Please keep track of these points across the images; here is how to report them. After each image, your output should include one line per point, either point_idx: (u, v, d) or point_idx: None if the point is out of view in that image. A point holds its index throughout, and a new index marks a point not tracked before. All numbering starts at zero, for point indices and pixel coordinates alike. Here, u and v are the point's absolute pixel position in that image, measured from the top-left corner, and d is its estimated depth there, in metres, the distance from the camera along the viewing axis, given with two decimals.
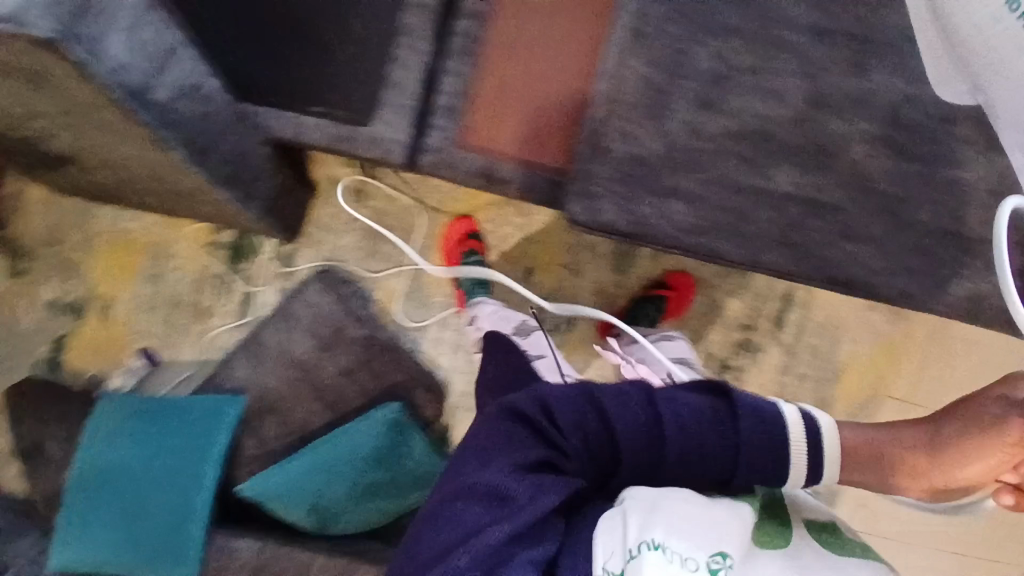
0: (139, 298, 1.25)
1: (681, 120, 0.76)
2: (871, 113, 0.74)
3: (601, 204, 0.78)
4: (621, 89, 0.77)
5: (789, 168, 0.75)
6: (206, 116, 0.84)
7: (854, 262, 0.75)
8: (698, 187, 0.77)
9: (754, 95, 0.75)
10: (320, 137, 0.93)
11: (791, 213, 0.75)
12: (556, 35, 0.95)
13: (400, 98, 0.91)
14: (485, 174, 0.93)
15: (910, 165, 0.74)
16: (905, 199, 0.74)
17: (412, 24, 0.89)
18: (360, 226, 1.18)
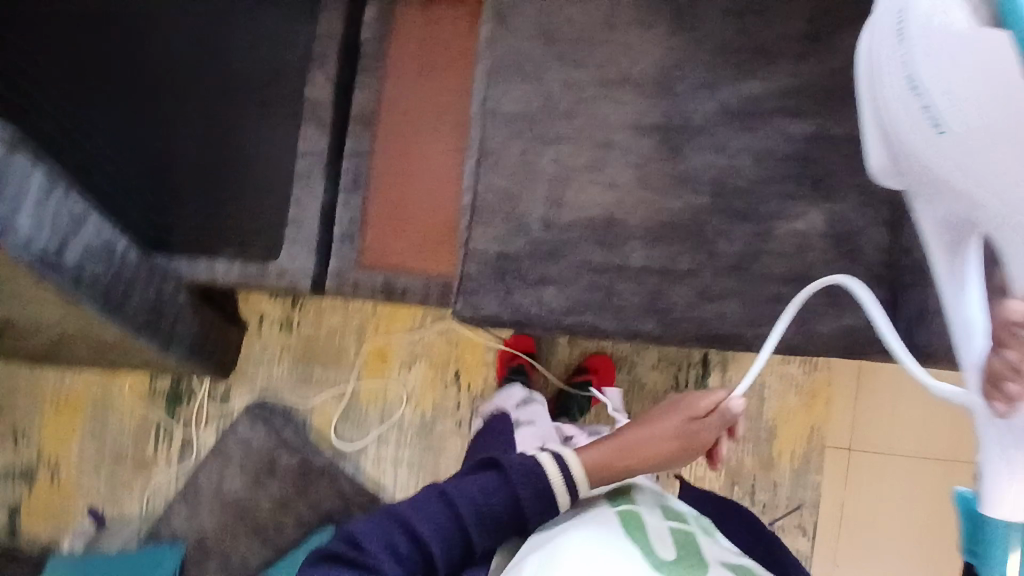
0: (81, 458, 1.25)
1: (539, 217, 0.87)
2: (694, 188, 0.87)
3: (482, 299, 0.87)
4: (483, 198, 0.87)
5: (638, 243, 0.87)
6: (115, 274, 0.89)
7: (717, 319, 0.86)
8: (564, 273, 0.86)
9: (594, 187, 0.87)
10: (230, 277, 0.99)
11: (651, 283, 0.86)
12: (426, 147, 1.01)
13: (304, 233, 0.99)
14: (386, 289, 0.98)
15: (739, 228, 0.86)
16: (742, 259, 0.86)
17: (304, 168, 0.99)
18: (290, 355, 1.23)
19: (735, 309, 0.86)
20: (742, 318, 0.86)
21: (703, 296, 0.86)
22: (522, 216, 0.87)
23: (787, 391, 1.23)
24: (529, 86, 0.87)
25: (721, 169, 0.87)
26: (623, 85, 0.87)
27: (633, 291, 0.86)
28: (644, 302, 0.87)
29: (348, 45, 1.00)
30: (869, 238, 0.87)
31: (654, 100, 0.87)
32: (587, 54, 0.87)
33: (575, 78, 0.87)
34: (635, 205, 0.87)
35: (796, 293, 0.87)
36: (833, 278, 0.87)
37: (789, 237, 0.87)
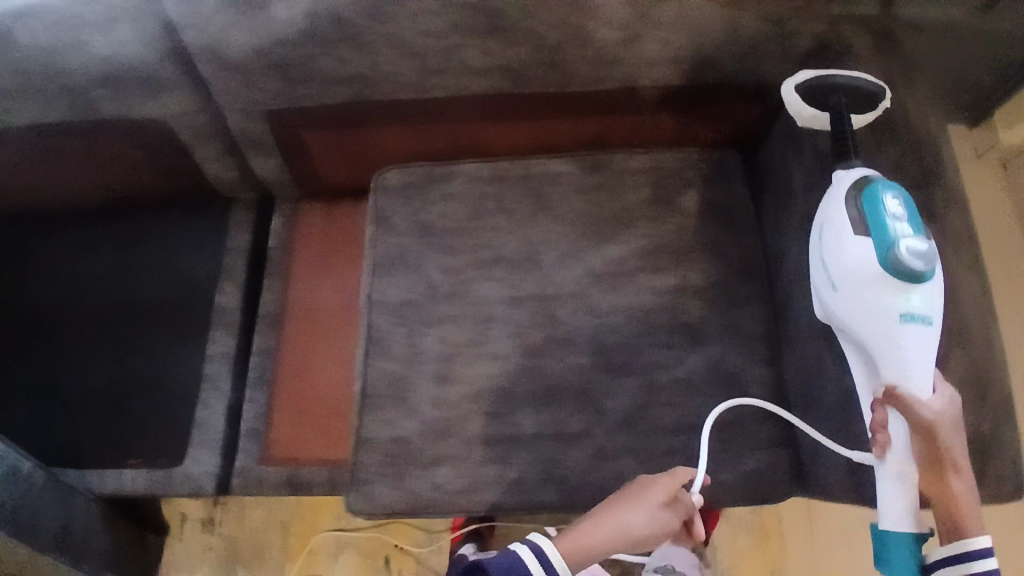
0: None
1: (428, 396, 0.88)
2: (575, 350, 0.90)
3: (376, 488, 0.85)
4: (371, 384, 0.89)
5: (527, 411, 0.88)
6: (26, 497, 0.83)
7: (613, 479, 0.85)
8: (455, 451, 0.86)
9: (479, 361, 0.90)
10: (138, 488, 0.99)
11: (543, 450, 0.86)
12: (323, 338, 1.05)
13: (210, 436, 1.01)
14: (290, 483, 0.97)
15: (622, 383, 0.89)
16: (629, 414, 0.87)
17: (213, 370, 1.04)
18: (211, 559, 1.17)
19: (630, 467, 0.86)
20: (639, 475, 0.85)
21: (598, 456, 0.86)
22: (411, 398, 0.88)
23: (737, 537, 1.16)
24: (410, 275, 0.94)
25: (596, 328, 0.91)
26: (496, 263, 0.95)
27: (527, 460, 0.86)
28: (540, 471, 0.85)
29: (255, 253, 1.11)
30: (751, 377, 0.89)
31: (526, 273, 0.94)
32: (459, 241, 0.96)
33: (451, 262, 0.94)
34: (520, 373, 0.89)
35: (689, 442, 0.87)
36: (722, 421, 0.88)
37: (672, 386, 0.89)
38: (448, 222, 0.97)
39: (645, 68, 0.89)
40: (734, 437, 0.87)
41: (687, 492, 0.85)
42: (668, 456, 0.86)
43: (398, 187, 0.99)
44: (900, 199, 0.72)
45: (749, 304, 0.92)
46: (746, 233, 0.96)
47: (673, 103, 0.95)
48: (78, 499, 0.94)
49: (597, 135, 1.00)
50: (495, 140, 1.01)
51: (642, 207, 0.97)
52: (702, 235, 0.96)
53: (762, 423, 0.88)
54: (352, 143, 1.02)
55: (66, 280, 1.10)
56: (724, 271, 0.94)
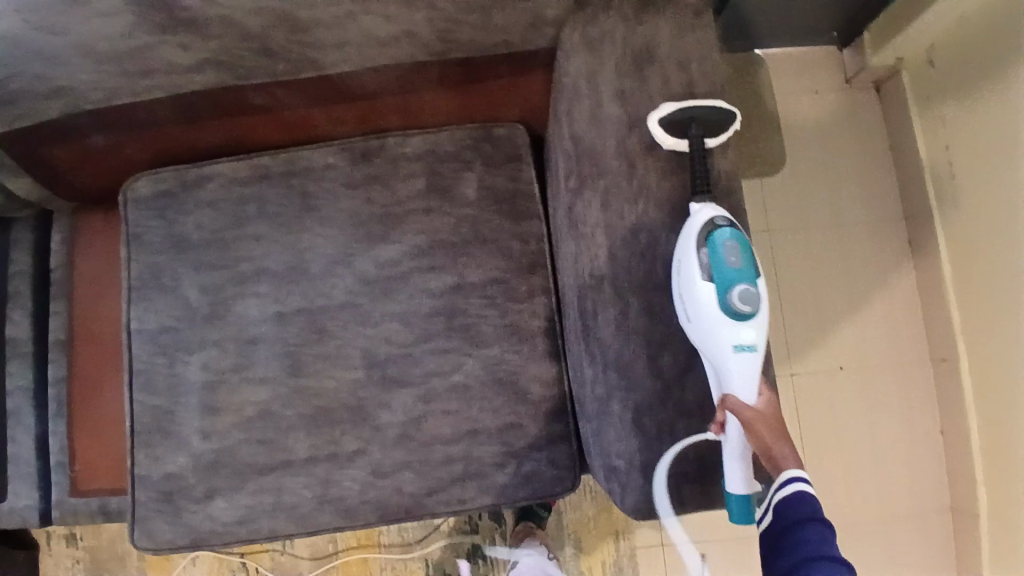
0: None
1: (195, 429, 0.84)
2: (347, 365, 0.85)
3: (154, 525, 0.84)
4: (138, 421, 0.86)
5: (299, 435, 0.84)
6: None
7: (395, 495, 0.83)
8: (230, 481, 0.83)
9: (245, 387, 0.85)
10: None
11: (319, 472, 0.83)
12: (99, 367, 1.01)
13: (21, 469, 1.00)
14: (103, 509, 0.98)
15: (397, 396, 0.85)
16: (409, 426, 0.84)
17: (15, 405, 1.01)
18: (79, 567, 1.21)
19: (409, 481, 0.83)
20: (417, 489, 0.83)
21: (376, 473, 0.83)
22: (179, 432, 0.85)
23: (583, 501, 1.17)
24: (169, 300, 0.88)
25: (368, 340, 0.86)
26: (260, 277, 0.88)
27: (303, 484, 0.83)
28: (317, 494, 0.83)
29: (40, 276, 1.03)
30: (530, 378, 0.85)
31: (293, 286, 0.87)
32: (219, 256, 0.88)
33: (212, 283, 0.88)
34: (290, 396, 0.85)
35: (467, 452, 0.83)
36: (500, 427, 0.84)
37: (449, 394, 0.84)
38: (207, 237, 0.89)
39: (379, 48, 0.76)
40: (516, 442, 0.84)
41: (467, 502, 0.83)
42: (448, 469, 0.83)
43: (149, 199, 0.90)
44: (731, 235, 0.61)
45: (530, 299, 0.87)
46: (528, 220, 0.88)
47: (435, 81, 0.82)
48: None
49: (364, 119, 0.88)
50: (256, 137, 0.90)
51: (416, 203, 0.88)
52: (479, 225, 0.88)
53: (543, 425, 0.84)
54: (96, 158, 0.90)
55: None
56: (503, 265, 0.87)
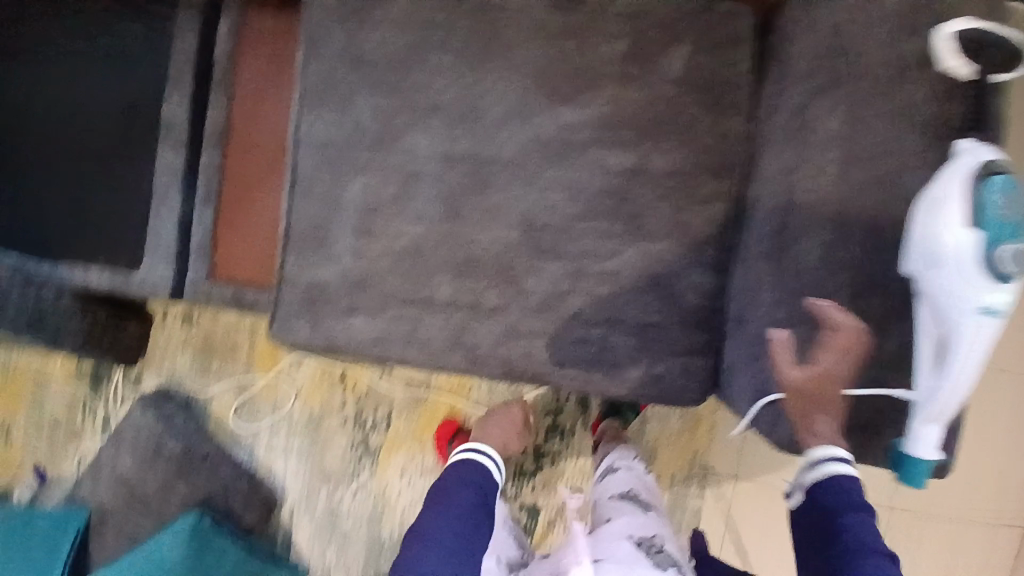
0: (23, 426, 1.34)
1: (349, 247, 0.86)
2: (506, 223, 0.84)
3: (294, 326, 0.88)
4: (293, 226, 0.87)
5: (445, 278, 0.85)
6: None
7: (525, 356, 0.85)
8: (374, 303, 0.86)
9: (402, 220, 0.85)
10: (99, 285, 1.05)
11: (457, 318, 0.85)
12: (260, 168, 1.03)
13: (164, 244, 1.04)
14: (237, 300, 1.04)
15: (548, 265, 0.84)
16: (553, 297, 0.84)
17: (163, 183, 1.03)
18: (192, 346, 1.31)
19: (541, 349, 0.84)
20: (547, 358, 0.84)
21: (511, 333, 0.85)
22: (331, 247, 0.87)
23: (670, 415, 1.22)
24: (341, 114, 0.86)
25: (530, 204, 0.83)
26: (434, 112, 0.84)
27: (439, 326, 0.86)
28: (451, 337, 0.86)
29: (202, 60, 1.01)
30: (685, 283, 0.83)
31: (464, 130, 0.84)
32: (397, 80, 0.84)
33: (385, 108, 0.84)
34: (443, 239, 0.85)
35: (604, 337, 0.83)
36: (642, 323, 0.83)
37: (601, 277, 0.83)
38: (387, 59, 0.84)
39: None
40: (653, 342, 0.83)
41: (592, 383, 0.85)
42: (581, 348, 0.84)
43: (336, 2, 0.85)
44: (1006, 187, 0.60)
45: (707, 204, 0.82)
46: (729, 120, 0.81)
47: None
48: (43, 289, 1.03)
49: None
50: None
51: (610, 74, 0.81)
52: (675, 111, 0.81)
53: (684, 332, 0.83)
54: None
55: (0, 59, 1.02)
56: (689, 161, 0.81)
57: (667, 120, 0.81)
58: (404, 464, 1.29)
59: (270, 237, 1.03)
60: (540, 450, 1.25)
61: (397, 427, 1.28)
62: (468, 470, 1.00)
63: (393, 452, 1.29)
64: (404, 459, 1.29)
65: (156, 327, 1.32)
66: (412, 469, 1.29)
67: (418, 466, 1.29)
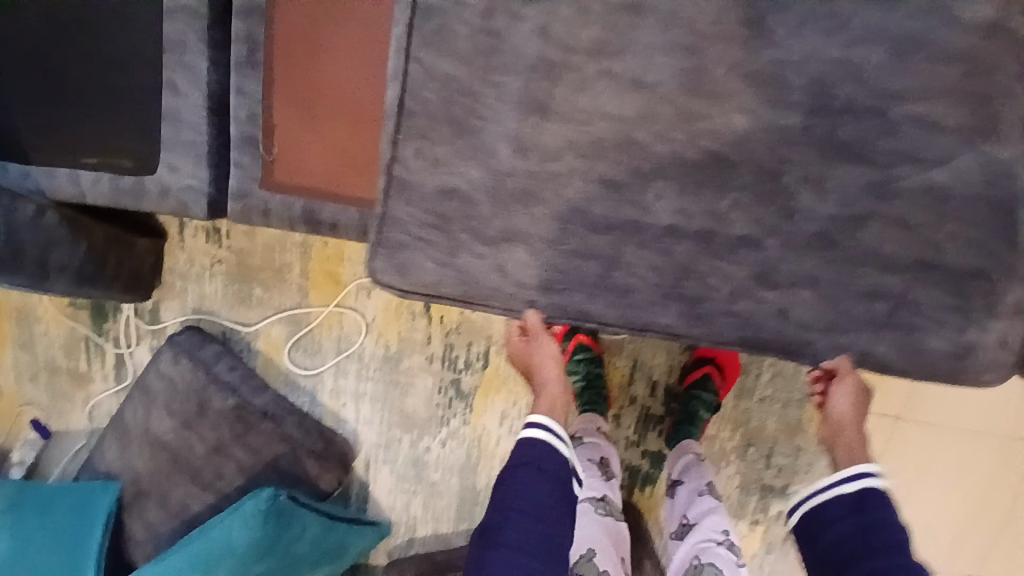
0: (18, 369, 1.07)
1: (508, 133, 0.57)
2: (772, 95, 0.54)
3: (414, 258, 0.61)
4: (422, 104, 0.58)
5: (663, 188, 0.56)
6: None
7: (775, 313, 0.58)
8: (542, 229, 0.58)
9: (597, 89, 0.55)
10: (105, 195, 0.73)
11: (676, 254, 0.57)
12: (343, 24, 0.66)
13: (191, 132, 0.69)
14: (312, 220, 0.72)
15: (834, 160, 0.55)
16: (832, 220, 0.55)
17: (179, 34, 0.67)
18: (222, 270, 0.99)
19: (805, 304, 0.57)
20: (811, 318, 0.57)
21: (758, 279, 0.57)
22: (479, 127, 0.57)
23: None
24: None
25: (827, 66, 0.53)
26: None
27: (647, 264, 0.58)
28: (662, 282, 0.58)
29: None
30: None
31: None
32: None
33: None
34: (660, 128, 0.55)
35: (908, 286, 0.56)
36: (964, 270, 0.55)
37: (916, 194, 0.54)
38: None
39: None
40: (980, 298, 0.55)
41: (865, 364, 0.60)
42: (868, 297, 0.57)
43: None
44: None
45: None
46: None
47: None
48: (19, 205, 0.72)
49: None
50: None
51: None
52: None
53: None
54: None
55: None
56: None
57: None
58: (504, 410, 1.03)
59: (344, 121, 0.68)
60: (672, 392, 1.01)
61: (498, 366, 1.01)
62: (537, 450, 0.71)
63: (490, 395, 1.03)
64: (503, 404, 1.03)
65: (170, 246, 0.99)
66: (515, 417, 1.03)
67: (521, 412, 1.03)
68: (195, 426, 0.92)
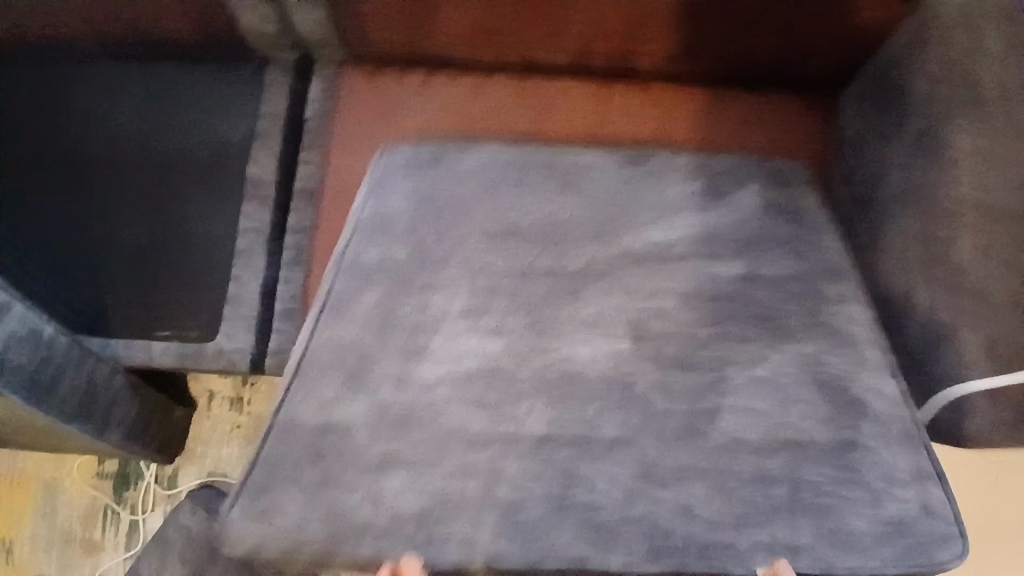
0: (30, 543, 1.17)
1: (389, 375, 0.73)
2: (603, 329, 0.75)
3: (307, 516, 0.67)
4: (324, 355, 0.74)
5: (534, 405, 0.72)
6: (22, 356, 0.83)
7: (657, 512, 0.67)
8: (430, 439, 0.70)
9: (464, 340, 0.75)
10: (170, 358, 0.96)
11: (551, 478, 0.68)
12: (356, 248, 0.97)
13: (245, 308, 0.96)
14: None
15: (636, 370, 0.73)
16: (660, 418, 0.71)
17: (247, 244, 0.98)
18: (241, 434, 1.17)
19: (701, 500, 0.68)
20: (711, 513, 0.67)
21: (637, 479, 0.68)
22: (377, 369, 0.73)
23: None
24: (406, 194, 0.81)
25: (636, 312, 0.76)
26: (511, 235, 0.79)
27: (525, 472, 0.69)
28: (550, 500, 0.68)
29: (294, 122, 1.02)
30: (813, 411, 0.71)
31: (531, 233, 0.79)
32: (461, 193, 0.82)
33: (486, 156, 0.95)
34: (517, 354, 0.74)
35: (791, 468, 0.69)
36: (784, 440, 0.70)
37: (738, 396, 0.72)
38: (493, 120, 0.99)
39: None
40: (852, 466, 0.69)
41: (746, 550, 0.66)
42: (677, 493, 0.68)
43: (403, 163, 0.83)
44: None
45: (832, 284, 0.78)
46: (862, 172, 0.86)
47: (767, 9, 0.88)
48: (98, 368, 0.94)
49: (670, 61, 0.98)
50: (545, 53, 0.98)
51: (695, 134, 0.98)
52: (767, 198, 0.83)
53: (831, 463, 0.69)
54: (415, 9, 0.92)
55: (90, 133, 1.03)
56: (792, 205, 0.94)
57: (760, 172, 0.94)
58: None
59: None
60: None
61: None
62: None
63: None
64: None
65: (199, 414, 1.18)
66: None
67: None
68: (205, 572, 1.03)
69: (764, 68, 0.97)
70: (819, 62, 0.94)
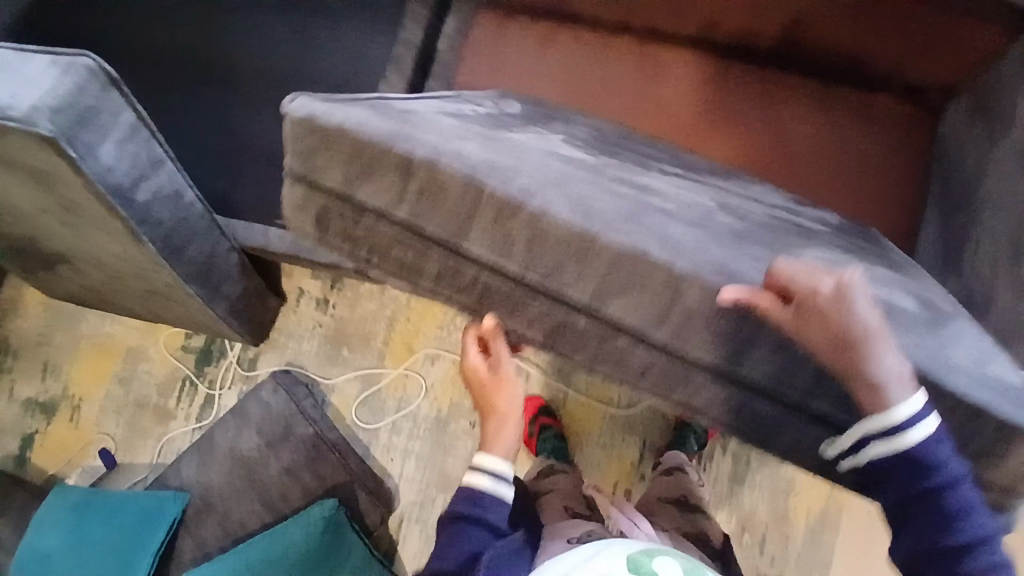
0: (109, 401, 1.30)
1: (483, 128, 0.72)
2: (682, 187, 0.74)
3: (350, 112, 0.64)
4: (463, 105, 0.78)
5: (621, 178, 0.70)
6: (174, 217, 0.91)
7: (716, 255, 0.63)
8: (509, 156, 0.66)
9: (562, 146, 0.74)
10: (283, 246, 1.07)
11: (628, 206, 0.64)
12: None
13: None
14: None
15: (715, 210, 0.71)
16: (739, 225, 0.70)
17: None
18: (320, 332, 1.26)
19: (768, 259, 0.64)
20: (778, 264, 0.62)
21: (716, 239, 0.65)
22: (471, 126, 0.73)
23: None
24: (524, 115, 0.87)
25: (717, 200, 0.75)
26: (605, 148, 0.82)
27: (592, 189, 0.65)
28: (624, 211, 0.63)
29: (425, 51, 1.10)
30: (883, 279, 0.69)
31: (622, 150, 0.82)
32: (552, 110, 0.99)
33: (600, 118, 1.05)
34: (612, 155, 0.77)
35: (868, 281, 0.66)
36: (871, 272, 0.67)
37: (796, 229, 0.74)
38: (613, 89, 1.07)
39: None
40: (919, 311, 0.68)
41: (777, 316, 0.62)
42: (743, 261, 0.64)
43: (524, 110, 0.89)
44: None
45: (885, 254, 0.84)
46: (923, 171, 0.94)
47: (897, 21, 0.93)
48: (220, 242, 1.02)
49: (792, 45, 1.02)
50: (677, 21, 1.04)
51: (794, 124, 1.04)
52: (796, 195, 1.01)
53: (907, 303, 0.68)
54: None
55: (242, 33, 1.13)
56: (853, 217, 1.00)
57: (841, 175, 1.01)
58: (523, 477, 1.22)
59: None
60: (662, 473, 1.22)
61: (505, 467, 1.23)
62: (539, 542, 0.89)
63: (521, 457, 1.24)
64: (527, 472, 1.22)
65: (285, 309, 1.28)
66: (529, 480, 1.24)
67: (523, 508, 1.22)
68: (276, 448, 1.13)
69: (881, 70, 1.01)
70: (929, 76, 0.99)
